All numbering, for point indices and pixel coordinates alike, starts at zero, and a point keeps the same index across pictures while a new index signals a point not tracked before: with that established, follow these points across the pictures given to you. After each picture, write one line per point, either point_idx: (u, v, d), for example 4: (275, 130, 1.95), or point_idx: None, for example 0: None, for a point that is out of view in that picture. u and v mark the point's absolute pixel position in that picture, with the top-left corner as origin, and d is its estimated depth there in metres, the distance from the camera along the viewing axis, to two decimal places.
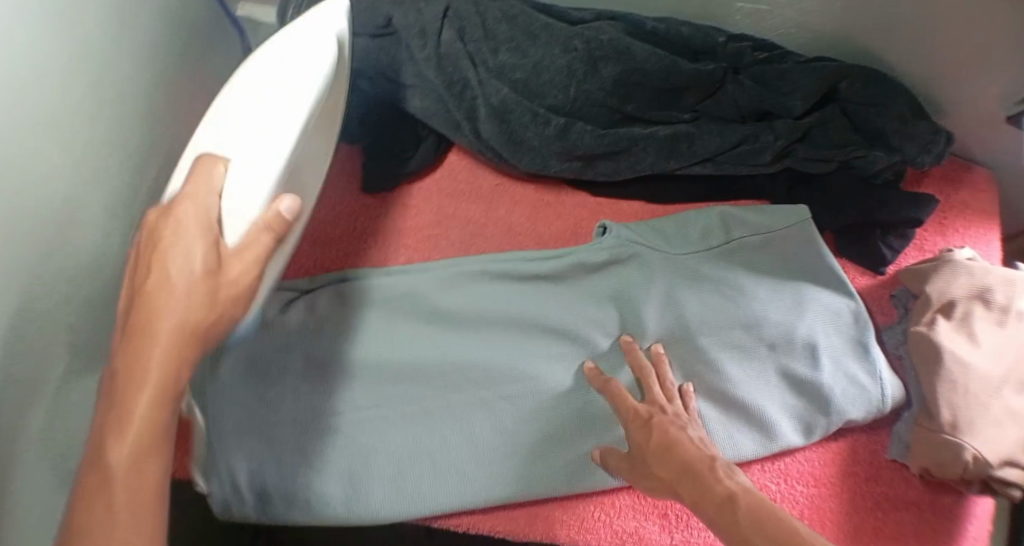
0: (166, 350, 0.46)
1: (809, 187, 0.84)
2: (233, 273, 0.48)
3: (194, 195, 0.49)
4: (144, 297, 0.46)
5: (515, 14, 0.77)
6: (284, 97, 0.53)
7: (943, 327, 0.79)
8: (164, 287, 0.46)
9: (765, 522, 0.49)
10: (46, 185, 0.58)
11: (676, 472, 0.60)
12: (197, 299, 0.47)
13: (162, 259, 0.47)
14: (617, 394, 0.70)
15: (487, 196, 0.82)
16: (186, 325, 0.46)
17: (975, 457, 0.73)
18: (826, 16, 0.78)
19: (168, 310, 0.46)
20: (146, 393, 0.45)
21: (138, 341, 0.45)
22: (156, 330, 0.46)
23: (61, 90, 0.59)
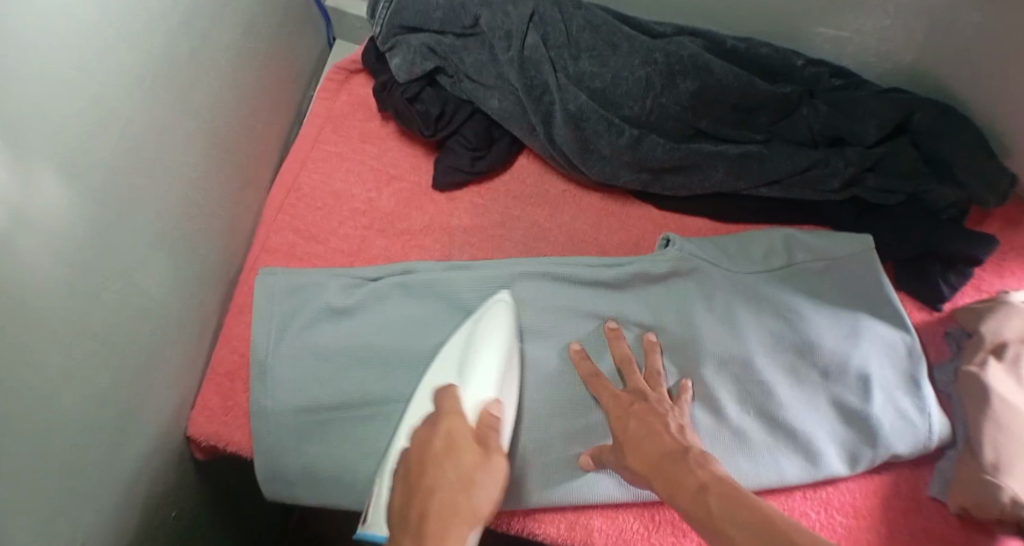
0: (445, 487, 0.60)
1: (876, 217, 0.83)
2: (500, 466, 0.62)
3: (446, 415, 0.66)
4: (424, 486, 0.60)
5: (598, 24, 0.79)
6: (495, 364, 0.70)
7: (994, 369, 0.79)
8: (446, 483, 0.60)
9: (739, 507, 0.53)
10: (127, 149, 0.61)
11: (652, 463, 0.62)
12: (470, 488, 0.60)
13: (457, 447, 0.63)
14: (601, 381, 0.72)
15: (553, 201, 0.83)
16: (466, 508, 0.59)
17: (1012, 500, 0.72)
18: (905, 49, 0.79)
19: (445, 456, 0.62)
20: (441, 511, 0.58)
21: (439, 522, 0.58)
22: (434, 478, 0.61)
23: (150, 60, 0.62)
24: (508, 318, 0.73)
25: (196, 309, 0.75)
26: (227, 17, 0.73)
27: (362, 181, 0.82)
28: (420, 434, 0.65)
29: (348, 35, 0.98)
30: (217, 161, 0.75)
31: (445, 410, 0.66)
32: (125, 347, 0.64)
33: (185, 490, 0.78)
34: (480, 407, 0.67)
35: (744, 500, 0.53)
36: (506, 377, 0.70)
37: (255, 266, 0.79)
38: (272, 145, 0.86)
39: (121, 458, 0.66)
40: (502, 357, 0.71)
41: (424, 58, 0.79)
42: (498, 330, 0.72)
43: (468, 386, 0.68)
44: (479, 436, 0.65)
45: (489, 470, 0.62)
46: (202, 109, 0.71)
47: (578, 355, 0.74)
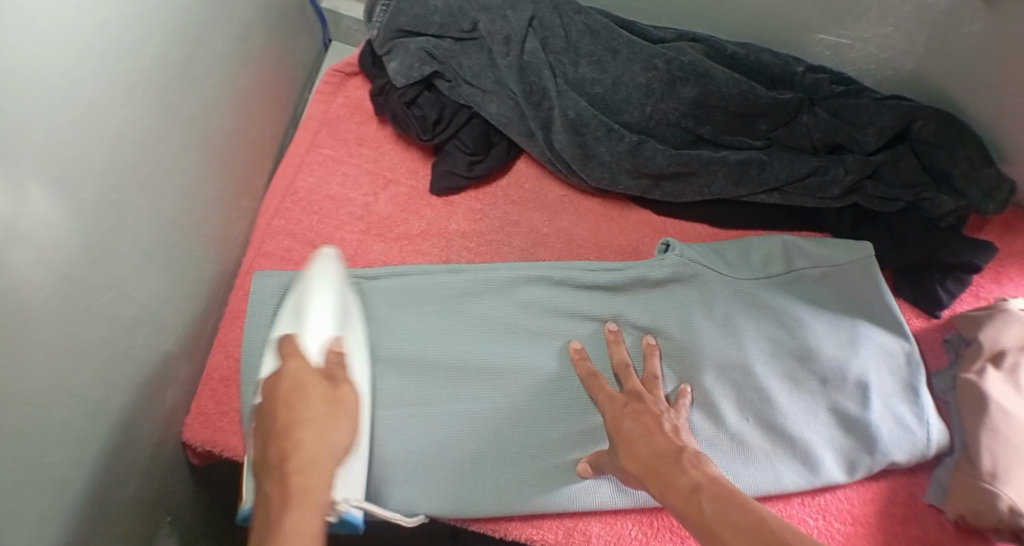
0: (301, 429, 0.58)
1: (875, 223, 0.83)
2: (349, 397, 0.62)
3: (293, 355, 0.64)
4: (285, 437, 0.58)
5: (597, 28, 0.78)
6: (325, 304, 0.68)
7: (993, 376, 0.78)
8: (307, 423, 0.59)
9: (733, 508, 0.52)
10: (118, 155, 0.60)
11: (644, 463, 0.62)
12: (326, 425, 0.60)
13: (305, 387, 0.61)
14: (598, 383, 0.72)
15: (552, 206, 0.82)
16: (326, 445, 0.59)
17: (1009, 507, 0.72)
18: (906, 55, 0.78)
19: (303, 403, 0.60)
20: (308, 448, 0.58)
21: (299, 467, 0.57)
22: (295, 425, 0.59)
23: (142, 65, 0.61)
24: (329, 271, 0.70)
25: (190, 315, 0.75)
26: (221, 20, 0.72)
27: (359, 185, 0.81)
28: (270, 385, 0.62)
29: (346, 37, 0.97)
30: (209, 165, 0.74)
31: (293, 354, 0.64)
32: (116, 356, 0.64)
33: (178, 497, 0.77)
34: (321, 342, 0.66)
35: (737, 501, 0.53)
36: (344, 317, 0.70)
37: (250, 270, 0.78)
38: (267, 148, 0.86)
39: (114, 468, 0.65)
40: (337, 297, 0.69)
41: (422, 62, 0.78)
42: (327, 280, 0.70)
43: (308, 329, 0.66)
44: (325, 372, 0.64)
45: (339, 405, 0.61)
46: (196, 114, 0.70)
47: (577, 353, 0.75)
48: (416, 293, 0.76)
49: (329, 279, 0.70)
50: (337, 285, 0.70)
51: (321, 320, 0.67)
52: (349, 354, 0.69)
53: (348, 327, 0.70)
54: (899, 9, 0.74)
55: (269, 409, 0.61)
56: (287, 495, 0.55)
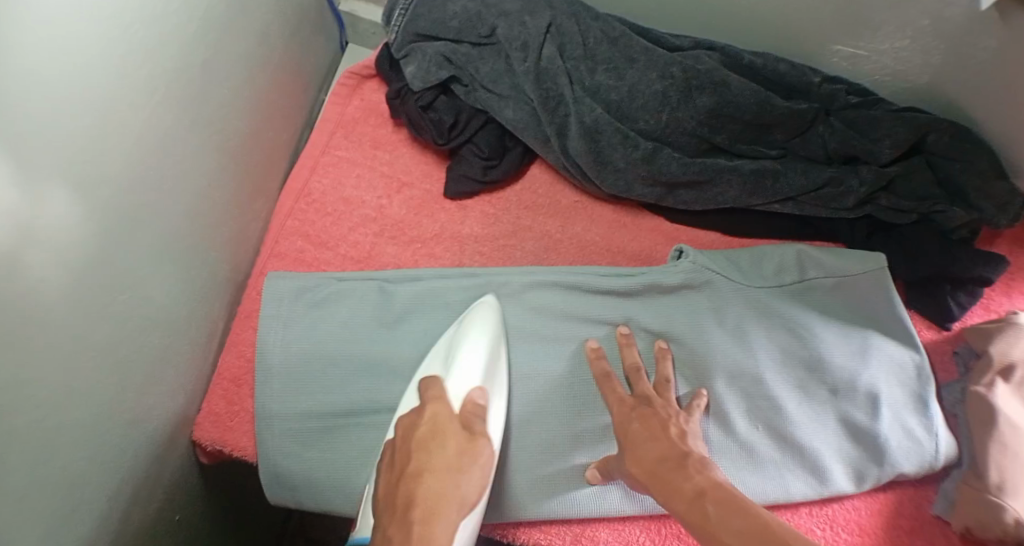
0: (425, 474, 0.62)
1: (888, 235, 0.83)
2: (484, 451, 0.65)
3: (439, 404, 0.67)
4: (412, 472, 0.63)
5: (615, 35, 0.78)
6: (478, 353, 0.70)
7: (1002, 390, 0.79)
8: (435, 470, 0.63)
9: (736, 513, 0.52)
10: (134, 154, 0.60)
11: (649, 467, 0.62)
12: (453, 473, 0.63)
13: (441, 436, 0.65)
14: (609, 385, 0.72)
15: (565, 211, 0.82)
16: (449, 491, 0.62)
17: (1016, 520, 0.73)
18: (922, 68, 0.78)
19: (438, 451, 0.64)
20: (431, 493, 0.61)
21: (424, 506, 0.61)
22: (424, 471, 0.63)
23: (161, 66, 0.61)
24: (488, 314, 0.73)
25: (203, 315, 0.75)
26: (239, 23, 0.72)
27: (373, 187, 0.81)
28: (413, 421, 0.67)
29: (362, 39, 0.97)
30: (226, 165, 0.74)
31: (434, 397, 0.68)
32: (131, 355, 0.64)
33: (188, 496, 0.78)
34: (466, 393, 0.68)
35: (740, 505, 0.53)
36: (493, 367, 0.71)
37: (264, 271, 0.78)
38: (283, 149, 0.86)
39: (125, 466, 0.66)
40: (489, 348, 0.71)
41: (439, 67, 0.78)
42: (491, 323, 0.73)
43: (453, 376, 0.69)
44: (464, 424, 0.66)
45: (474, 456, 0.65)
46: (213, 116, 0.70)
47: (596, 352, 0.74)
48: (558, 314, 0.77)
49: (489, 325, 0.73)
50: (494, 330, 0.73)
51: (476, 371, 0.70)
52: (493, 409, 0.70)
53: (497, 382, 0.71)
54: (916, 22, 0.74)
55: (405, 446, 0.65)
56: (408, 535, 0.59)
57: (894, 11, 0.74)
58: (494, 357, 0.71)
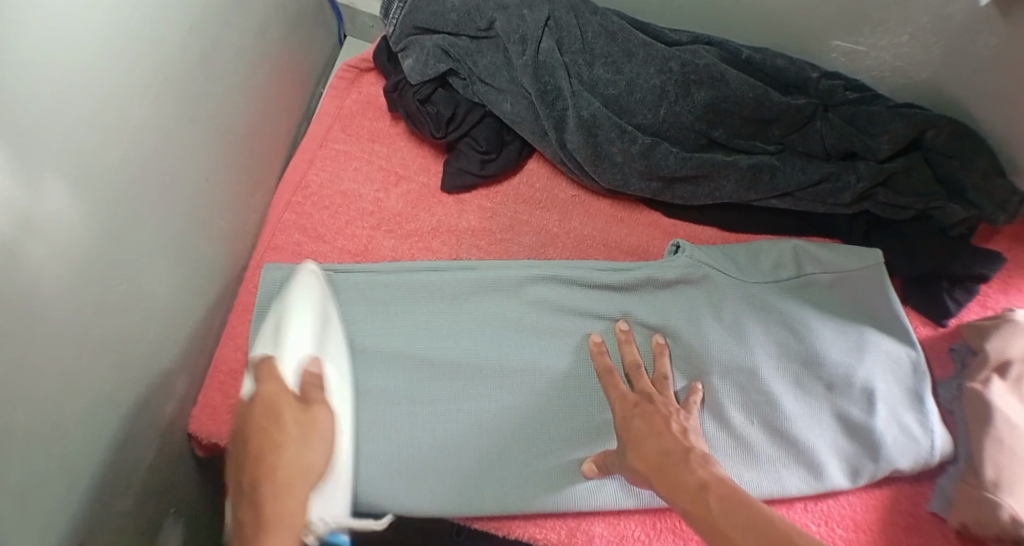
0: (271, 455, 0.61)
1: (886, 231, 0.83)
2: (324, 420, 0.65)
3: (270, 381, 0.65)
4: (257, 455, 0.61)
5: (614, 30, 0.77)
6: (304, 320, 0.69)
7: (999, 387, 0.79)
8: (282, 451, 0.61)
9: (742, 511, 0.53)
10: (134, 147, 0.60)
11: (651, 462, 0.62)
12: (299, 447, 0.62)
13: (283, 419, 0.62)
14: (610, 381, 0.73)
15: (562, 206, 0.82)
16: (301, 465, 0.61)
17: (1013, 518, 0.72)
18: (922, 65, 0.78)
19: (285, 429, 0.62)
20: (284, 472, 0.60)
21: (273, 488, 0.59)
22: (274, 451, 0.61)
23: (160, 59, 0.61)
24: (315, 280, 0.72)
25: (200, 308, 0.75)
26: (237, 15, 0.72)
27: (371, 181, 0.81)
28: (250, 403, 0.64)
29: (361, 32, 0.97)
30: (223, 159, 0.74)
31: (269, 377, 0.65)
32: (128, 348, 0.64)
33: (184, 488, 0.78)
34: (298, 361, 0.67)
35: (744, 502, 0.53)
36: (322, 333, 0.70)
37: (261, 264, 0.78)
38: (281, 142, 0.85)
39: (122, 459, 0.66)
40: (314, 316, 0.70)
41: (437, 60, 0.78)
42: (320, 290, 0.72)
43: (285, 349, 0.67)
44: (300, 397, 0.65)
45: (315, 428, 0.64)
46: (211, 109, 0.70)
47: (599, 345, 0.75)
48: (442, 290, 0.76)
49: (314, 289, 0.72)
50: (326, 294, 0.73)
51: (307, 341, 0.68)
52: (329, 376, 0.69)
53: (329, 346, 0.70)
54: (917, 19, 0.74)
55: (239, 433, 0.63)
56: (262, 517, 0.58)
57: (894, 8, 0.74)
58: (318, 323, 0.70)
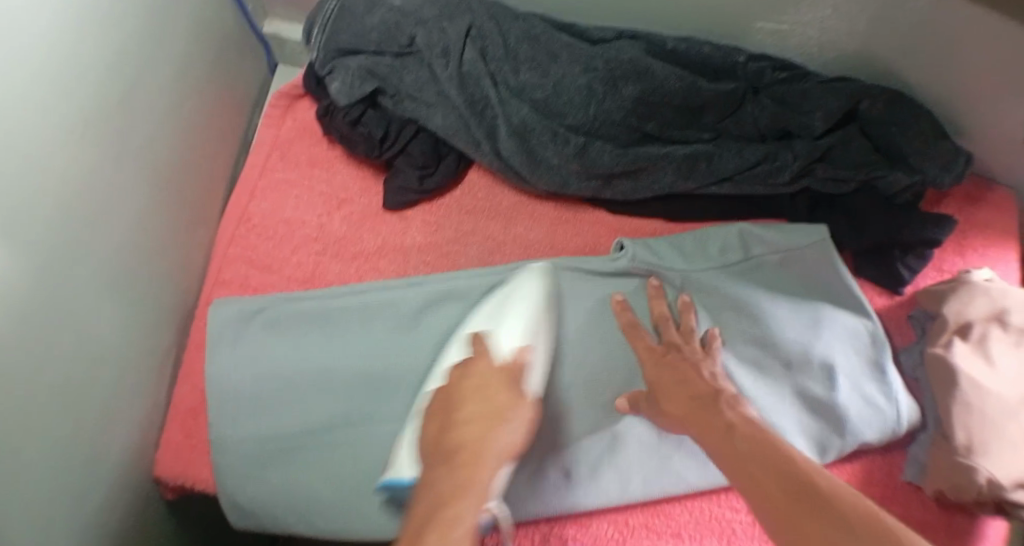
0: (473, 435, 0.56)
1: (831, 207, 0.84)
2: (527, 405, 0.60)
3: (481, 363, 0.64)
4: (452, 425, 0.57)
5: (536, 34, 0.78)
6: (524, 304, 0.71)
7: (960, 348, 0.79)
8: (472, 418, 0.57)
9: (766, 445, 0.55)
10: (62, 194, 0.60)
11: (684, 406, 0.65)
12: (492, 421, 0.57)
13: (489, 383, 0.61)
14: (636, 332, 0.76)
15: (506, 213, 0.82)
16: (483, 438, 0.56)
17: (989, 480, 0.73)
18: (850, 37, 0.78)
19: (493, 395, 0.60)
20: (476, 432, 0.56)
21: (463, 456, 0.54)
22: (485, 424, 0.57)
23: (77, 104, 0.61)
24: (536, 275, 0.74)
25: (151, 349, 0.75)
26: (157, 56, 0.72)
27: (313, 206, 0.81)
28: (443, 390, 0.63)
29: (291, 60, 0.97)
30: (159, 197, 0.74)
31: (467, 369, 0.64)
32: (78, 397, 0.64)
33: (155, 532, 0.77)
34: (514, 344, 0.67)
35: (780, 456, 0.53)
36: (535, 321, 0.70)
37: (210, 299, 0.78)
38: (220, 178, 0.86)
39: (82, 510, 0.65)
40: (533, 314, 0.70)
41: (363, 80, 0.78)
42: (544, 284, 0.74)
43: (500, 332, 0.68)
44: (506, 376, 0.63)
45: (519, 405, 0.59)
46: (139, 150, 0.70)
47: (687, 304, 0.77)
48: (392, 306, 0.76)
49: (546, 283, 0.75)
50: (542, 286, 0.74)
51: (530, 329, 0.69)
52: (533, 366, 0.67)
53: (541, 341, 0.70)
54: None
55: (434, 410, 0.61)
56: (473, 477, 0.53)
57: None
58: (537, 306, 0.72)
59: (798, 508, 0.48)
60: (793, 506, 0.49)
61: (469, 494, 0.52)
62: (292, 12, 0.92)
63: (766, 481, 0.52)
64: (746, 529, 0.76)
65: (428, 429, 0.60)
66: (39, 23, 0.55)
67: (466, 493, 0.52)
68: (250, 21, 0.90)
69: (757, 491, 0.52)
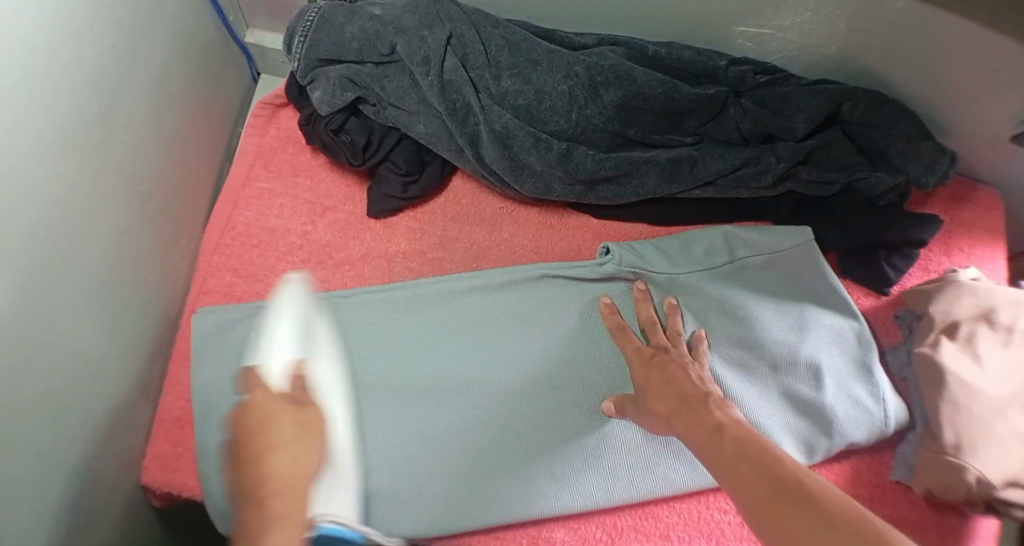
0: (280, 478, 0.56)
1: (816, 208, 0.84)
2: (319, 422, 0.62)
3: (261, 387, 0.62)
4: (254, 465, 0.56)
5: (517, 41, 0.78)
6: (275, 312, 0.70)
7: (948, 348, 0.79)
8: (277, 449, 0.57)
9: (752, 448, 0.54)
10: (43, 212, 0.60)
11: (671, 405, 0.65)
12: (299, 445, 0.58)
13: (274, 414, 0.59)
14: (624, 335, 0.75)
15: (491, 219, 0.83)
16: (292, 477, 0.56)
17: (978, 479, 0.73)
18: (830, 40, 0.79)
19: (277, 427, 0.58)
20: (285, 471, 0.57)
21: (273, 498, 0.55)
22: (270, 461, 0.56)
23: (55, 122, 0.61)
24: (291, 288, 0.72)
25: (135, 361, 0.75)
26: (137, 68, 0.72)
27: (298, 215, 0.82)
28: (246, 418, 0.59)
29: (273, 68, 0.98)
30: (141, 209, 0.74)
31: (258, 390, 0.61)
32: (61, 412, 0.64)
33: (144, 541, 0.78)
34: (285, 364, 0.66)
35: (771, 458, 0.52)
36: (307, 334, 0.71)
37: (194, 308, 0.78)
38: (203, 188, 0.86)
39: (68, 525, 0.65)
40: (298, 321, 0.70)
41: (344, 89, 0.78)
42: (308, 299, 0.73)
43: (272, 357, 0.67)
44: (289, 395, 0.63)
45: (311, 429, 0.60)
46: (121, 161, 0.70)
47: (672, 308, 0.77)
48: (374, 312, 0.78)
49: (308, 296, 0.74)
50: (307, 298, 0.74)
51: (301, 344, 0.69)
52: (319, 379, 0.69)
53: (317, 357, 0.70)
54: None
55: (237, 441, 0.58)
56: (266, 525, 0.53)
57: None
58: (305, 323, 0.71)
59: (787, 510, 0.47)
60: (781, 507, 0.47)
61: (279, 536, 0.53)
62: (273, 21, 0.92)
63: (751, 484, 0.51)
64: (735, 530, 0.77)
65: (232, 475, 0.57)
66: (19, 39, 0.56)
67: (267, 539, 0.53)
68: (231, 30, 0.90)
69: (747, 492, 0.51)
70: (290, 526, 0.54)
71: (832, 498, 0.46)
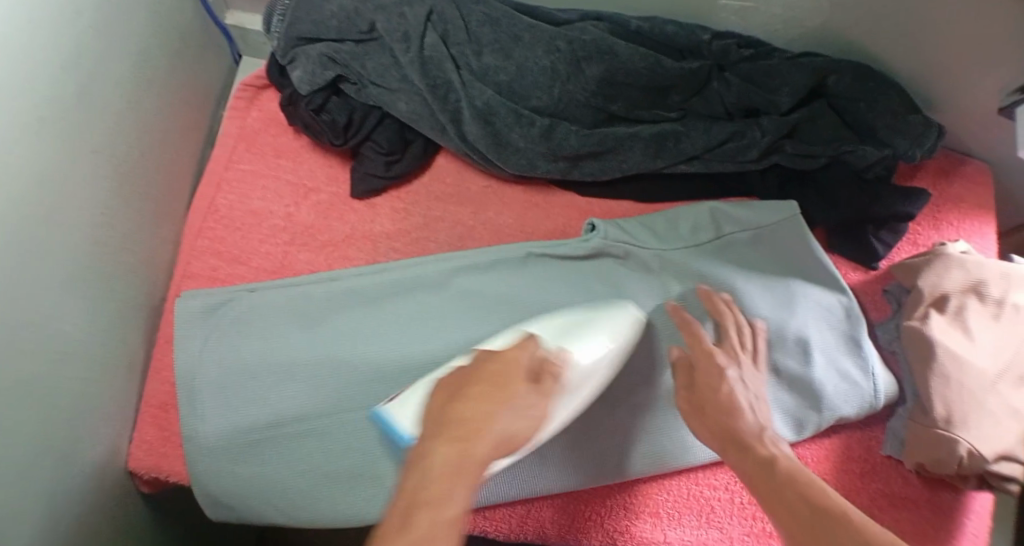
0: (470, 433, 0.55)
1: (802, 183, 0.84)
2: (542, 406, 0.61)
3: (517, 350, 0.65)
4: (463, 410, 0.57)
5: (497, 16, 0.77)
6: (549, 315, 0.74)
7: (937, 321, 0.79)
8: (472, 416, 0.56)
9: (802, 484, 0.59)
10: (20, 199, 0.59)
11: (720, 435, 0.68)
12: (508, 409, 0.58)
13: (510, 377, 0.60)
14: (696, 333, 0.73)
15: (475, 198, 0.82)
16: (499, 436, 0.56)
17: (969, 453, 0.73)
18: (813, 12, 0.78)
19: (490, 400, 0.57)
20: (472, 426, 0.55)
21: (465, 442, 0.54)
22: (478, 425, 0.55)
23: (32, 106, 0.60)
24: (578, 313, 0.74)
25: (120, 345, 0.74)
26: (115, 51, 0.71)
27: (280, 197, 0.81)
28: (468, 369, 0.63)
29: (255, 50, 0.97)
30: (122, 194, 0.74)
31: (513, 366, 0.62)
32: (44, 397, 0.64)
33: (134, 525, 0.78)
34: (558, 348, 0.68)
35: (815, 489, 0.57)
36: (617, 339, 0.71)
37: (178, 292, 0.78)
38: (185, 173, 0.86)
39: (52, 508, 0.65)
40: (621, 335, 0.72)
41: (324, 67, 0.78)
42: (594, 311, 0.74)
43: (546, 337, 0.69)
44: (533, 377, 0.62)
45: (535, 406, 0.60)
46: (101, 146, 0.70)
47: (708, 294, 0.75)
48: (361, 293, 0.77)
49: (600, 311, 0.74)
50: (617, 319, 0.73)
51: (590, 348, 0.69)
52: (574, 373, 0.67)
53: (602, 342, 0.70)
54: None
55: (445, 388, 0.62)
56: (435, 478, 0.52)
57: None
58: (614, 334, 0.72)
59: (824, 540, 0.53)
60: (820, 538, 0.53)
61: (441, 486, 0.52)
62: (252, 3, 0.91)
63: (790, 522, 0.56)
64: (725, 506, 0.77)
65: (444, 406, 0.59)
66: None
67: (426, 490, 0.51)
68: (211, 12, 0.90)
69: (789, 519, 0.56)
70: (449, 488, 0.51)
71: (874, 534, 0.51)
